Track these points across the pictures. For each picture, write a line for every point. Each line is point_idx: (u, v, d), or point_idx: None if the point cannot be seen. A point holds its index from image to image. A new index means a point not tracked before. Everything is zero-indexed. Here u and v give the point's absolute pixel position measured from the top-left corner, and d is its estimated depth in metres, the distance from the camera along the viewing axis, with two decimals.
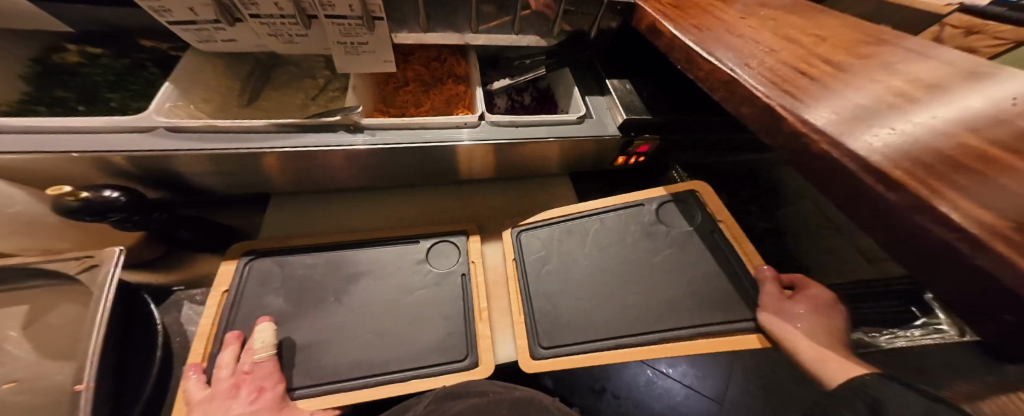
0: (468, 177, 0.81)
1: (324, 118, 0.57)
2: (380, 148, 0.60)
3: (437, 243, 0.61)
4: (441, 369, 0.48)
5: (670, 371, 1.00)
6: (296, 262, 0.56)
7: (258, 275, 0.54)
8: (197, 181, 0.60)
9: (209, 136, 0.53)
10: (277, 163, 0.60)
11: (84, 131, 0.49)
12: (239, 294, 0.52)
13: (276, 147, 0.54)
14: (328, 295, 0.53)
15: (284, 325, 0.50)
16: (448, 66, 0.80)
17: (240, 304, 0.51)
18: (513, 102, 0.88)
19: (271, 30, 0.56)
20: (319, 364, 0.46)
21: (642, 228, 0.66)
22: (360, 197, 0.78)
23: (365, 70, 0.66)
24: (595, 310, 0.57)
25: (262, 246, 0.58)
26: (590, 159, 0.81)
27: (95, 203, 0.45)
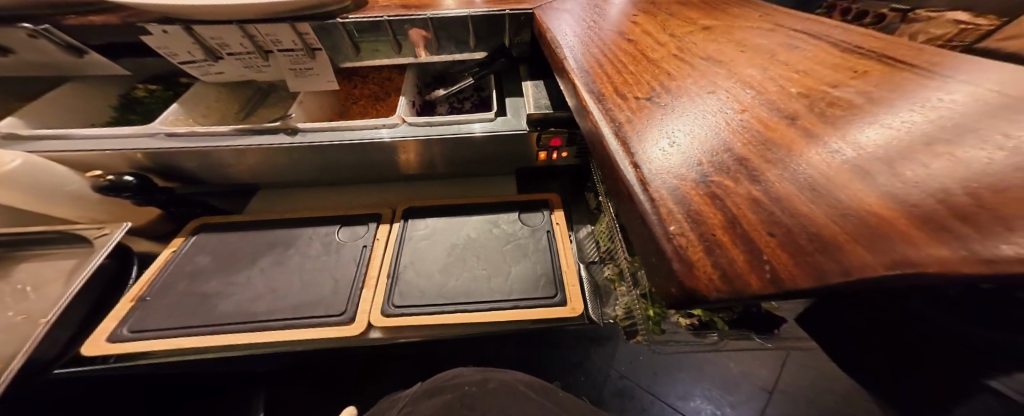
0: (409, 175, 0.94)
1: (269, 124, 0.75)
2: (312, 145, 0.76)
3: (351, 225, 0.81)
4: (311, 318, 0.64)
5: (679, 405, 1.22)
6: (228, 235, 0.77)
7: (201, 242, 0.75)
8: (194, 173, 0.81)
9: (189, 138, 0.74)
10: (241, 159, 0.78)
11: (119, 136, 0.73)
12: (181, 253, 0.72)
13: (235, 145, 0.74)
14: (245, 257, 0.73)
15: (204, 277, 0.69)
16: (397, 83, 0.95)
17: (178, 261, 0.71)
18: (454, 109, 0.94)
19: (245, 64, 0.81)
20: (222, 308, 0.64)
21: (502, 225, 0.83)
22: (325, 190, 0.95)
23: (316, 89, 0.85)
24: (448, 280, 0.72)
25: (212, 221, 0.79)
26: (515, 154, 0.88)
27: (115, 183, 0.68)
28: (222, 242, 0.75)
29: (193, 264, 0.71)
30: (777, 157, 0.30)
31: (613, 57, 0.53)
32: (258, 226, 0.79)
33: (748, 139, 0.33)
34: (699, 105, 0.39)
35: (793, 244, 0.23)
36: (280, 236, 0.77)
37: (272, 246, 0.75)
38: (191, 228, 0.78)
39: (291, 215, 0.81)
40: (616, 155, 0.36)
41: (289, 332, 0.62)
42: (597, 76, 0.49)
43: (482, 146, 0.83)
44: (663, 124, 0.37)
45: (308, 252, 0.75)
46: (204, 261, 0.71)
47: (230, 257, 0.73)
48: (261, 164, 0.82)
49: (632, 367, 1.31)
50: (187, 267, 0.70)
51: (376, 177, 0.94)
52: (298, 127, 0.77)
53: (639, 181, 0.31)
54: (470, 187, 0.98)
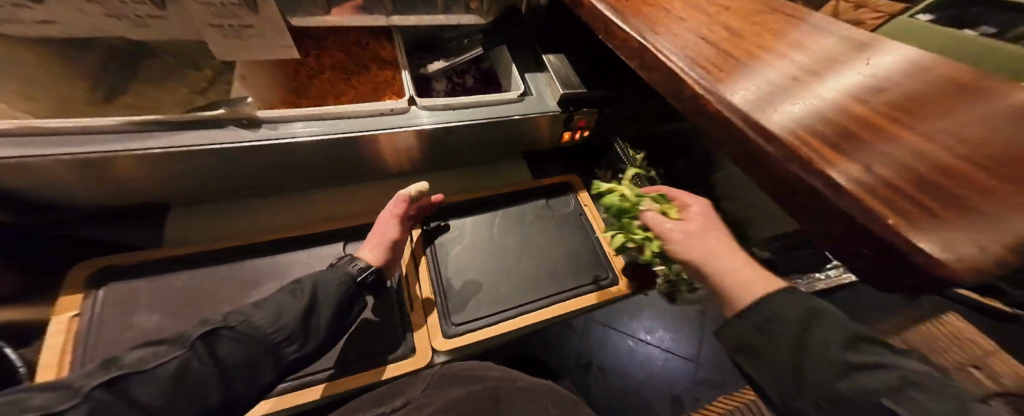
0: (409, 167, 0.79)
1: (205, 113, 0.50)
2: (289, 142, 0.55)
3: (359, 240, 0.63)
4: (368, 358, 0.55)
5: (650, 338, 1.37)
6: (171, 277, 0.52)
7: (128, 295, 0.49)
8: (37, 193, 0.47)
9: (35, 140, 0.43)
10: (151, 166, 0.50)
11: None
12: (105, 314, 0.47)
13: (148, 149, 0.47)
14: (219, 303, 0.50)
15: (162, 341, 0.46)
16: (372, 51, 0.71)
17: (100, 329, 0.46)
18: (455, 86, 0.79)
19: (105, 10, 0.40)
20: None
21: (535, 212, 0.79)
22: (287, 198, 0.71)
23: (263, 57, 0.54)
24: (501, 282, 0.67)
25: (120, 263, 0.51)
26: (533, 135, 0.81)
27: None
28: (165, 288, 0.51)
29: (133, 326, 0.47)
30: (805, 99, 0.31)
31: (660, 17, 0.47)
32: (214, 262, 0.54)
33: (786, 76, 0.34)
34: (765, 52, 0.37)
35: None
36: (263, 266, 0.56)
37: (254, 281, 0.54)
38: (80, 279, 0.48)
39: (261, 238, 0.59)
40: (761, 142, 0.31)
41: (345, 380, 0.53)
42: (676, 44, 0.41)
43: (503, 130, 0.74)
44: (734, 80, 0.36)
45: None
46: (152, 322, 0.47)
47: (191, 306, 0.50)
48: (188, 171, 0.55)
49: (609, 316, 1.42)
50: (127, 331, 0.46)
51: (363, 173, 0.75)
52: (258, 116, 0.54)
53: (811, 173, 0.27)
54: (478, 176, 0.88)
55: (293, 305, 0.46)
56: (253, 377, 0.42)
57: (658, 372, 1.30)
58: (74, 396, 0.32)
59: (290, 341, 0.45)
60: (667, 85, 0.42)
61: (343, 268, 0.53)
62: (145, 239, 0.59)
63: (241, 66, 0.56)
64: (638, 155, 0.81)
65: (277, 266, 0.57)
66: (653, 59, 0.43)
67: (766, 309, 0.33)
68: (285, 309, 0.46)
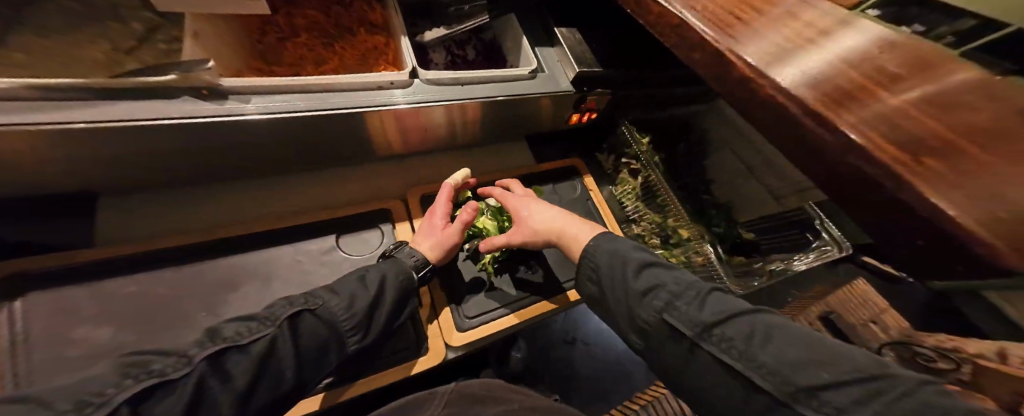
0: (404, 149, 0.71)
1: (149, 77, 0.38)
2: (265, 117, 0.45)
3: (355, 230, 0.56)
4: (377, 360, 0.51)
5: None
6: (122, 283, 0.42)
7: (64, 307, 0.38)
8: None
9: None
10: (74, 146, 0.38)
11: None
12: (35, 332, 0.36)
13: (68, 123, 0.35)
14: (190, 311, 0.42)
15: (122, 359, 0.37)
16: (358, 12, 0.60)
17: (23, 356, 0.35)
18: (454, 57, 0.71)
19: None
20: None
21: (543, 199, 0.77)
22: (261, 184, 0.61)
23: (221, 10, 0.41)
24: (512, 272, 0.65)
25: (40, 269, 0.40)
26: (540, 116, 0.76)
27: None
28: (114, 295, 0.41)
29: (77, 343, 0.37)
30: (809, 62, 0.28)
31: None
32: (177, 264, 0.45)
33: (789, 41, 0.31)
34: (806, 16, 0.33)
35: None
36: (243, 265, 0.47)
37: (232, 282, 0.45)
38: None
39: (236, 233, 0.50)
40: None
41: (355, 383, 0.49)
42: (721, 18, 0.36)
43: (512, 109, 0.69)
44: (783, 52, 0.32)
45: (305, 282, 0.48)
46: (105, 335, 0.38)
47: (154, 315, 0.41)
48: (122, 152, 0.43)
49: None
50: (71, 349, 0.36)
51: (352, 154, 0.66)
52: (222, 84, 0.42)
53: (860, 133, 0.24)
54: (478, 160, 0.82)
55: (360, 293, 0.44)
56: (324, 360, 0.40)
57: None
58: (185, 366, 0.30)
59: (359, 330, 0.43)
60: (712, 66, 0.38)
61: (405, 258, 0.50)
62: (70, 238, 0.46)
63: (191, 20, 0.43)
64: (644, 139, 0.80)
65: (259, 263, 0.48)
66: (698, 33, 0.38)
67: (629, 274, 0.46)
68: (358, 296, 0.44)
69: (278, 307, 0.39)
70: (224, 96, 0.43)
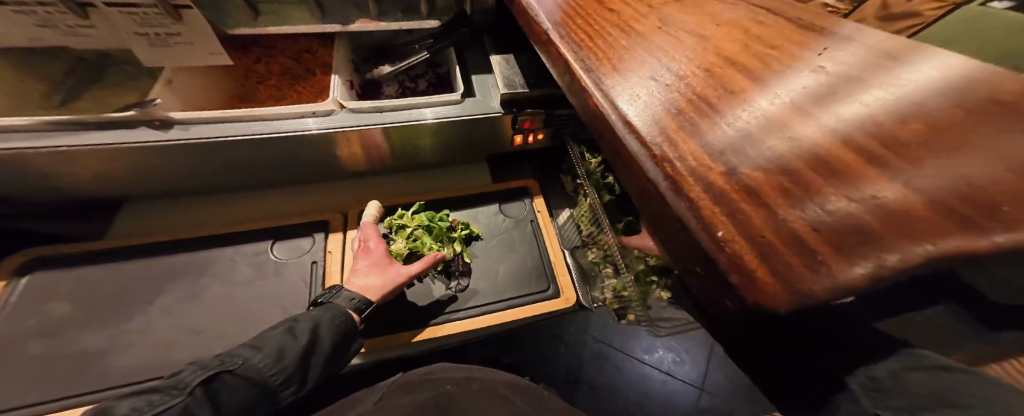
0: (363, 169, 0.79)
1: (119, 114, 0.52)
2: (205, 141, 0.56)
3: (291, 236, 0.63)
4: None
5: (649, 358, 1.20)
6: (89, 270, 0.54)
7: (42, 286, 0.52)
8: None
9: None
10: (80, 164, 0.54)
11: None
12: (23, 303, 0.50)
13: (58, 145, 0.49)
14: (129, 296, 0.53)
15: (65, 331, 0.49)
16: (319, 58, 0.73)
17: (9, 318, 0.49)
18: (405, 89, 0.79)
19: (37, 20, 0.47)
20: (104, 369, 0.47)
21: (486, 217, 0.77)
22: (240, 196, 0.73)
23: (193, 61, 0.57)
24: (433, 289, 0.65)
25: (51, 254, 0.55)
26: (485, 137, 0.78)
27: None
28: (81, 279, 0.54)
29: (44, 314, 0.50)
30: (789, 133, 0.23)
31: (599, 24, 0.44)
32: (131, 256, 0.56)
33: (779, 101, 0.25)
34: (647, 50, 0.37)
35: (859, 225, 0.17)
36: (181, 262, 0.57)
37: (169, 275, 0.56)
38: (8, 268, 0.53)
39: (192, 234, 0.60)
40: (625, 138, 0.31)
41: None
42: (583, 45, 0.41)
43: (448, 132, 0.73)
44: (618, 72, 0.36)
45: (226, 279, 0.56)
46: (63, 309, 0.51)
47: (102, 297, 0.53)
48: (124, 171, 0.59)
49: (605, 330, 1.24)
50: (39, 318, 0.50)
51: (318, 174, 0.76)
52: (171, 118, 0.55)
53: (660, 171, 0.26)
54: (436, 180, 0.87)
55: (289, 344, 0.46)
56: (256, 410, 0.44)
57: (655, 395, 1.13)
58: None
59: (290, 381, 0.46)
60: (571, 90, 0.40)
61: (340, 305, 0.51)
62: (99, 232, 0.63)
63: (174, 71, 0.59)
64: (593, 159, 0.73)
65: (193, 261, 0.58)
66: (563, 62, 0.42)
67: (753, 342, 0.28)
68: (285, 349, 0.46)
69: (191, 374, 0.42)
70: (173, 125, 0.55)
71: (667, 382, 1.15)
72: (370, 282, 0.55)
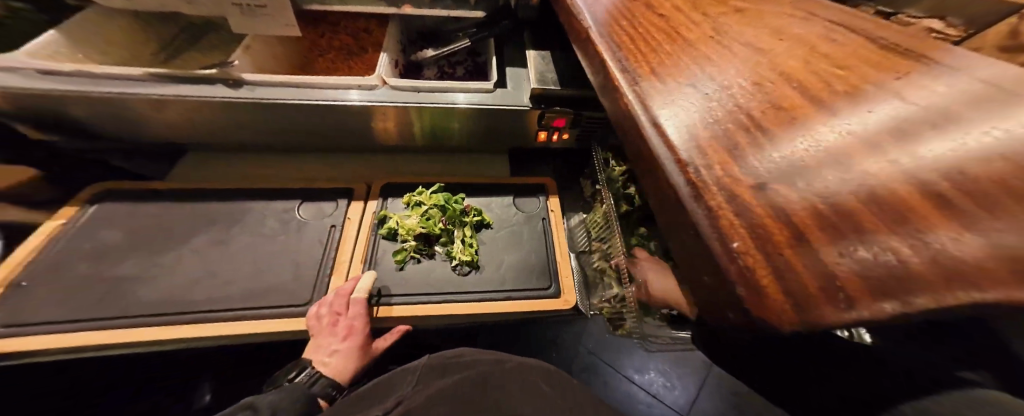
0: (392, 146, 0.83)
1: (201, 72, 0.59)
2: (263, 102, 0.61)
3: (319, 199, 0.69)
4: (262, 308, 0.54)
5: (638, 378, 1.14)
6: (146, 207, 0.62)
7: (105, 215, 0.60)
8: (90, 123, 0.62)
9: (89, 80, 0.56)
10: (162, 113, 0.62)
11: None
12: (89, 227, 0.58)
13: (148, 93, 0.57)
14: (170, 234, 0.59)
15: (112, 257, 0.55)
16: (376, 37, 0.76)
17: (71, 239, 0.56)
18: (443, 74, 0.82)
19: None
20: (134, 295, 0.52)
21: (499, 208, 0.78)
22: (279, 156, 0.79)
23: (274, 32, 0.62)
24: (437, 269, 0.66)
25: (123, 189, 0.63)
26: (511, 130, 0.78)
27: None
28: (138, 214, 0.61)
29: (99, 240, 0.57)
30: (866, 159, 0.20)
31: (643, 24, 0.42)
32: (183, 198, 0.64)
33: (858, 126, 0.22)
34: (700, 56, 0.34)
35: (892, 272, 0.16)
36: (219, 210, 0.64)
37: (206, 221, 0.62)
38: (88, 194, 0.61)
39: (238, 184, 0.67)
40: (653, 141, 0.29)
41: (240, 323, 0.52)
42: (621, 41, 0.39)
43: (475, 120, 0.74)
44: (654, 74, 0.33)
45: (255, 230, 0.62)
46: (115, 237, 0.58)
47: (147, 231, 0.59)
48: (194, 123, 0.66)
49: (598, 343, 1.19)
50: (94, 243, 0.56)
51: (350, 146, 0.80)
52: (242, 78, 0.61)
53: (685, 176, 0.25)
54: (457, 165, 0.88)
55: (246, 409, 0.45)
56: None
57: None
58: None
59: None
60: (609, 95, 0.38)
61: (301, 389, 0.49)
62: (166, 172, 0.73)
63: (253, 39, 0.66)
64: (618, 167, 0.70)
65: (231, 211, 0.64)
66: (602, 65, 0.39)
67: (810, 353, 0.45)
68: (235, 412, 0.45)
69: None
70: (243, 85, 0.61)
71: (653, 406, 1.08)
72: (326, 361, 0.53)
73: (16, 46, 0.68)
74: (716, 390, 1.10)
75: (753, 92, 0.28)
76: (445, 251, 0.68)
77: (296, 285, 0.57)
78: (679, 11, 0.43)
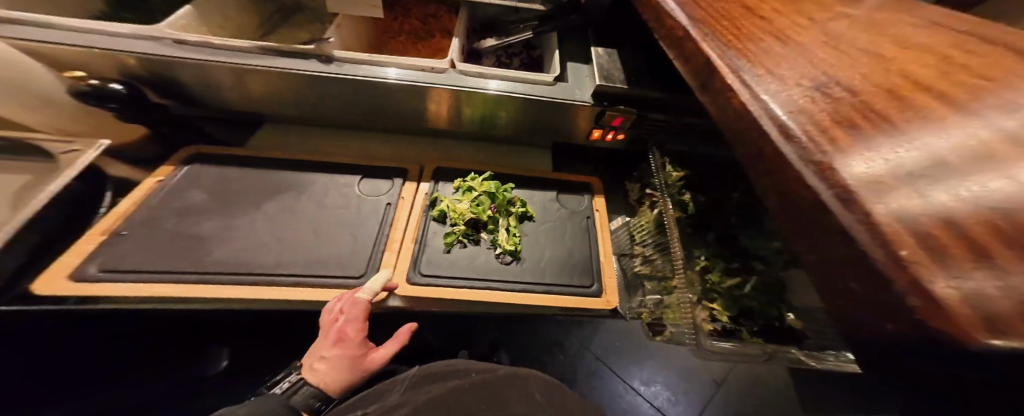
0: (441, 130, 0.83)
1: (298, 46, 0.62)
2: (345, 78, 0.64)
3: (375, 176, 0.70)
4: (322, 277, 0.56)
5: (642, 389, 1.08)
6: (225, 170, 0.66)
7: (192, 176, 0.63)
8: (177, 88, 0.66)
9: (204, 50, 0.60)
10: (251, 84, 0.65)
11: (116, 34, 0.58)
12: (174, 185, 0.62)
13: (253, 64, 0.60)
14: (245, 198, 0.63)
15: (194, 215, 0.59)
16: (444, 23, 0.78)
17: (163, 195, 0.60)
18: (501, 65, 0.82)
19: None
20: (210, 254, 0.54)
21: (542, 202, 0.76)
22: (333, 132, 0.82)
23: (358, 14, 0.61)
24: (478, 255, 0.64)
25: (208, 152, 0.67)
26: (564, 127, 0.77)
27: (100, 91, 0.56)
28: (219, 176, 0.65)
29: (183, 198, 0.61)
30: None
31: (741, 14, 0.39)
32: (256, 164, 0.67)
33: None
34: (826, 46, 0.31)
35: None
36: (286, 179, 0.66)
37: (276, 188, 0.65)
38: (181, 155, 0.65)
39: (298, 156, 0.70)
40: (772, 137, 0.25)
41: (303, 290, 0.54)
42: (727, 32, 0.36)
43: (530, 112, 0.73)
44: (775, 63, 0.30)
45: (319, 201, 0.65)
46: (197, 197, 0.61)
47: (226, 194, 0.63)
48: (275, 96, 0.69)
49: (606, 347, 1.14)
50: (179, 201, 0.60)
51: (402, 127, 0.82)
52: (332, 55, 0.64)
53: (827, 180, 0.20)
54: (500, 156, 0.88)
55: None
56: None
57: None
58: None
59: None
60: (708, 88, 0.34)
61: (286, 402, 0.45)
62: (234, 138, 0.77)
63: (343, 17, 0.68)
64: (675, 172, 0.67)
65: (298, 181, 0.67)
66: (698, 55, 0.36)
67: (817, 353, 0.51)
68: None
69: None
70: (333, 61, 0.64)
71: None
72: (316, 370, 0.48)
73: (123, 14, 0.74)
74: (722, 404, 1.04)
75: (875, 76, 0.25)
76: (489, 238, 0.67)
77: (353, 258, 0.59)
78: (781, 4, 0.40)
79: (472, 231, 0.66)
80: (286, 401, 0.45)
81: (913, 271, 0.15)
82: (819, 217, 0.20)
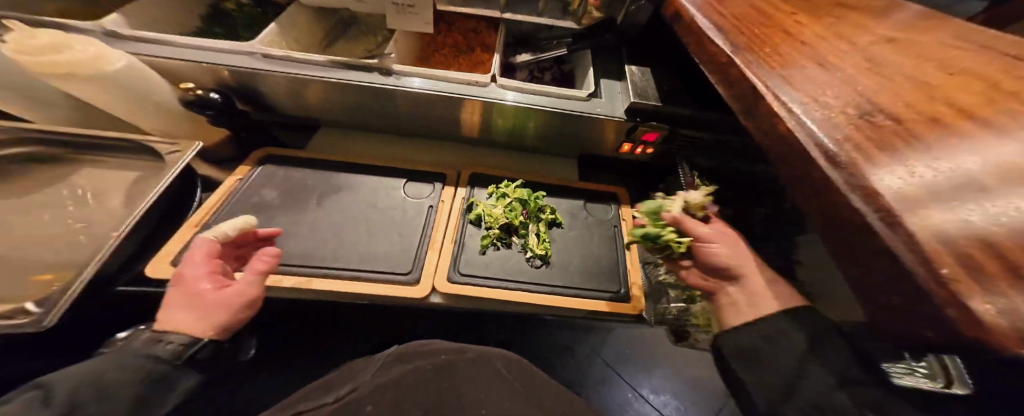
0: (475, 138, 0.88)
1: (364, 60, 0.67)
2: (403, 90, 0.69)
3: (418, 179, 0.75)
4: (377, 272, 0.61)
5: (651, 397, 1.09)
6: (289, 170, 0.72)
7: (263, 174, 0.70)
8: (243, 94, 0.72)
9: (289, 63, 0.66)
10: (313, 93, 0.71)
11: (212, 50, 0.63)
12: (247, 183, 0.68)
13: (332, 77, 0.66)
14: (308, 196, 0.68)
15: (266, 211, 0.65)
16: (483, 38, 0.83)
17: (241, 191, 0.67)
18: (533, 78, 0.86)
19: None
20: (283, 247, 0.60)
21: (571, 209, 0.79)
22: (374, 136, 0.87)
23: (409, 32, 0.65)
24: (510, 258, 0.68)
25: (277, 154, 0.73)
26: (594, 139, 0.80)
27: (202, 99, 0.60)
28: (285, 175, 0.71)
29: (255, 194, 0.67)
30: None
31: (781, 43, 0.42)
32: (313, 165, 0.73)
33: None
34: (867, 77, 0.33)
35: None
36: (340, 179, 0.72)
37: (332, 188, 0.70)
38: (256, 156, 0.72)
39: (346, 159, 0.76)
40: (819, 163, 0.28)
41: (362, 283, 0.59)
42: (771, 60, 0.39)
43: (562, 124, 0.76)
44: (819, 92, 0.33)
45: (371, 201, 0.70)
46: (266, 194, 0.67)
47: (292, 192, 0.69)
48: (331, 103, 0.75)
49: (615, 354, 1.15)
50: (251, 197, 0.66)
51: (438, 133, 0.87)
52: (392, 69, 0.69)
53: (873, 203, 0.23)
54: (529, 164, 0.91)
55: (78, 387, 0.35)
56: None
57: None
58: None
59: None
60: (755, 115, 0.36)
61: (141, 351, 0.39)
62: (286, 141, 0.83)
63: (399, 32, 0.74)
64: (704, 186, 0.69)
65: (352, 181, 0.73)
66: (743, 83, 0.37)
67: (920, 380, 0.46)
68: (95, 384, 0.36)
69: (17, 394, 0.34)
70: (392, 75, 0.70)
71: None
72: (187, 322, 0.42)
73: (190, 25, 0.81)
74: None
75: (916, 109, 0.27)
76: (519, 243, 0.70)
77: (403, 255, 0.63)
78: (818, 33, 0.43)
79: (505, 235, 0.70)
80: (156, 349, 0.40)
81: (952, 282, 0.18)
82: (864, 234, 0.23)
